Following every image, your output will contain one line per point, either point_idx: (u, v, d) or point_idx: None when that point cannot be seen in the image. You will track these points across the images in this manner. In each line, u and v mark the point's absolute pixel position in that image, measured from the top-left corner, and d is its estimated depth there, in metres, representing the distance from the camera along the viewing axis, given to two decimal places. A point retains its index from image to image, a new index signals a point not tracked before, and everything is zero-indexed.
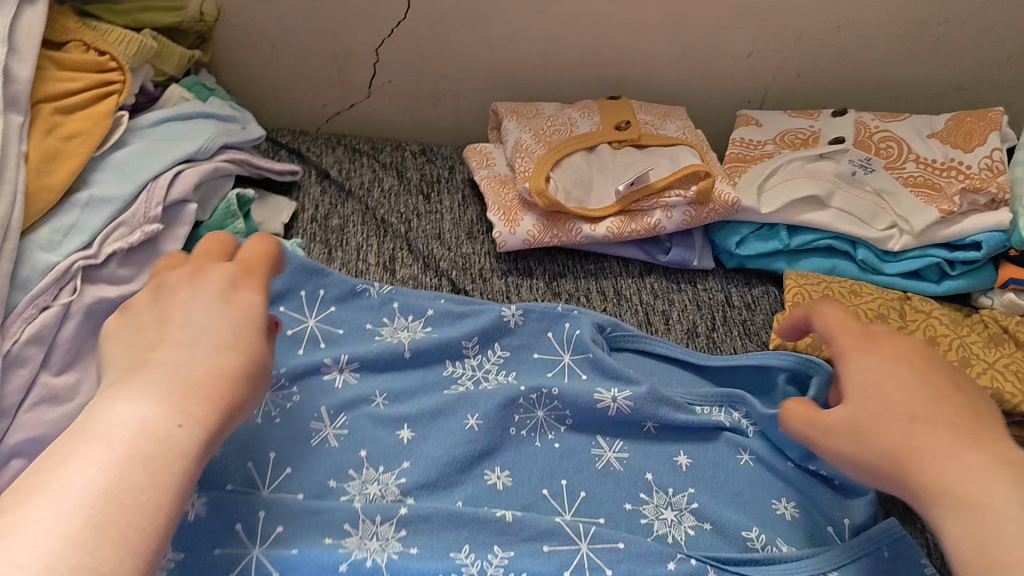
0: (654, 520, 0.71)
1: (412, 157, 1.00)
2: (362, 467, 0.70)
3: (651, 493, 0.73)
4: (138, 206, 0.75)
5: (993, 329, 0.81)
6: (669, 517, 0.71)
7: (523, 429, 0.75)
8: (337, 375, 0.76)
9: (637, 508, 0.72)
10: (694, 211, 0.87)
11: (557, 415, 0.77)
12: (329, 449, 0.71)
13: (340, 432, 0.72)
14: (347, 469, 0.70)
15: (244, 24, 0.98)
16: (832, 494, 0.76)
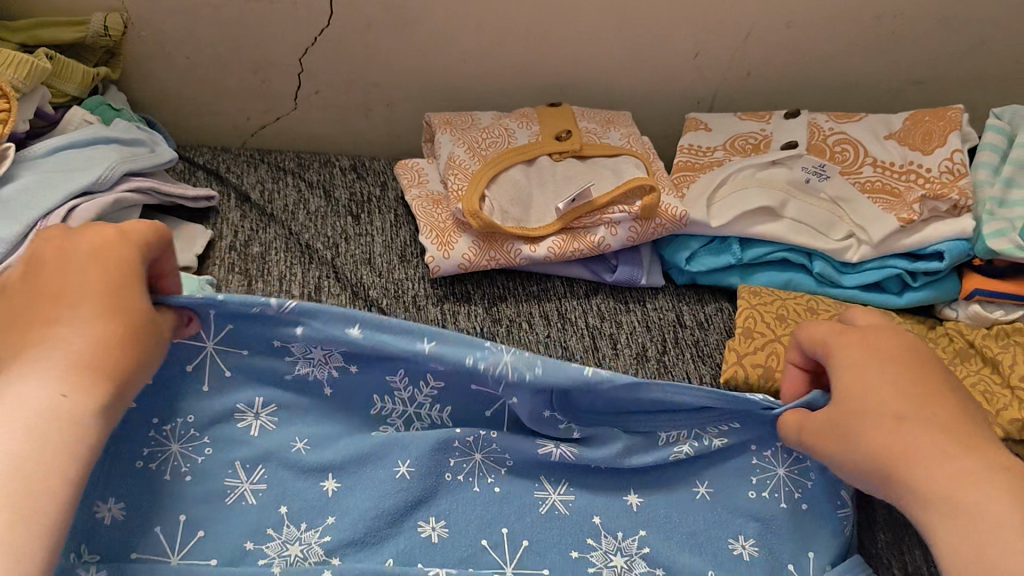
0: (603, 568, 0.64)
1: (341, 175, 0.94)
2: (283, 526, 0.63)
3: (599, 538, 0.66)
4: (26, 248, 0.68)
5: (959, 344, 0.77)
6: (619, 564, 0.65)
7: (460, 474, 0.68)
8: (251, 421, 0.66)
9: (584, 556, 0.65)
10: (640, 226, 0.82)
11: (497, 457, 0.69)
12: (246, 508, 0.63)
13: (258, 488, 0.63)
14: (266, 528, 0.62)
15: (154, 37, 0.90)
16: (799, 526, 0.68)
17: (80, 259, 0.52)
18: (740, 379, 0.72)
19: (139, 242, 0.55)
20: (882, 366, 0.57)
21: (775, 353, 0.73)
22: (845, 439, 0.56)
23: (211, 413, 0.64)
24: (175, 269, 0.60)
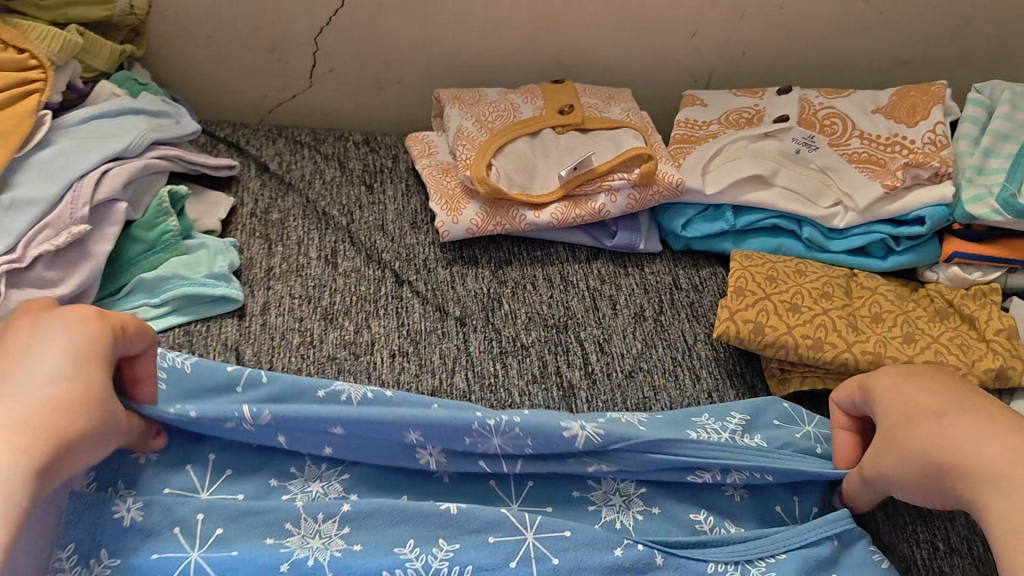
0: (601, 506, 0.70)
1: (354, 148, 0.99)
2: (305, 467, 0.68)
3: (599, 480, 0.71)
4: (64, 206, 0.72)
5: (939, 303, 0.81)
6: (617, 503, 0.70)
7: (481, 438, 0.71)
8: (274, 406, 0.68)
9: (586, 496, 0.70)
10: (638, 193, 0.86)
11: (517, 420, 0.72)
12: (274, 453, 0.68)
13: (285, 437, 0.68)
14: (290, 469, 0.68)
15: (176, 16, 0.95)
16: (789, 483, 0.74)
17: (51, 336, 0.56)
18: (731, 334, 0.75)
19: (118, 327, 0.59)
20: (927, 388, 0.63)
21: (764, 311, 0.77)
22: (895, 450, 0.62)
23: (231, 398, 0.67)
24: (151, 375, 0.63)
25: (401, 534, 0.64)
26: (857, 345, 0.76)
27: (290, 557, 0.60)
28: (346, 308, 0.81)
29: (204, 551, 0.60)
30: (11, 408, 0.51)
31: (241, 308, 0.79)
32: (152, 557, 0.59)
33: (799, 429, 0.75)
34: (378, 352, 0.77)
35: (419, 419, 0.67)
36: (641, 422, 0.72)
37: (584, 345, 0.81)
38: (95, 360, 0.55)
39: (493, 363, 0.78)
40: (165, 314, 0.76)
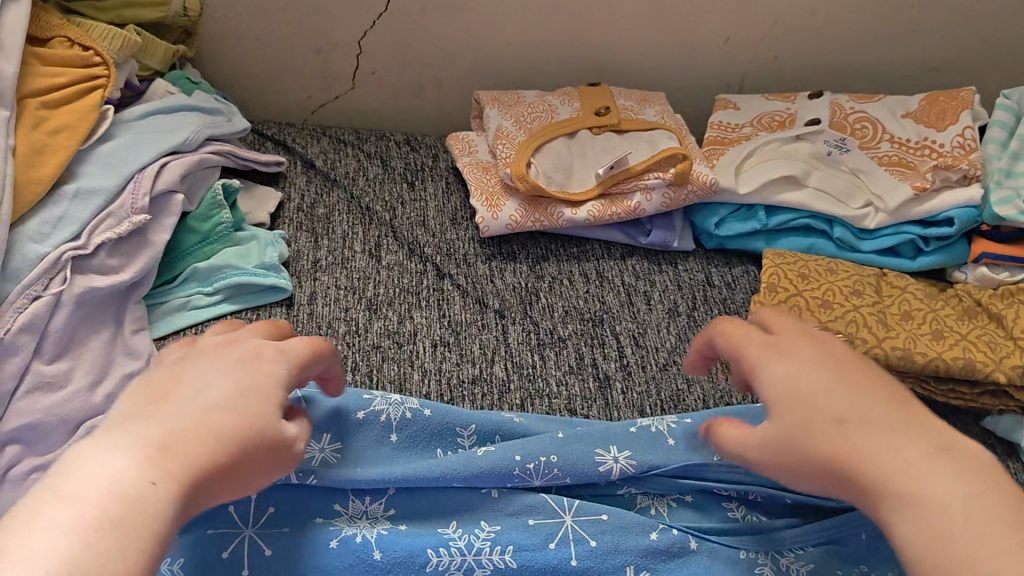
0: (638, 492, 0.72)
1: (396, 147, 1.02)
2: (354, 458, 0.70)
3: None
4: (126, 197, 0.76)
5: (967, 303, 0.83)
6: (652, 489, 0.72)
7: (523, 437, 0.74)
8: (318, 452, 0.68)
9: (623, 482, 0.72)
10: (674, 192, 0.89)
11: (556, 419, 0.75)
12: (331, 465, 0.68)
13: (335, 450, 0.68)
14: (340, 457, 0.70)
15: (227, 18, 0.99)
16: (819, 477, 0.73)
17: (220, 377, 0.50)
18: None
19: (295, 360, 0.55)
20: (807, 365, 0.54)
21: (796, 307, 0.79)
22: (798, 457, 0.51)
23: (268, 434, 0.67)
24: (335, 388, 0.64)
25: (446, 517, 0.67)
26: (887, 340, 0.78)
27: (340, 533, 0.63)
28: (389, 300, 0.83)
29: (259, 529, 0.62)
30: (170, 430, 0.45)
31: (288, 298, 0.82)
32: (209, 534, 0.62)
33: None
34: (421, 342, 0.80)
35: (456, 470, 0.67)
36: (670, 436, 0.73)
37: (619, 338, 0.84)
38: (270, 399, 0.50)
39: (532, 355, 0.81)
40: (217, 303, 0.80)
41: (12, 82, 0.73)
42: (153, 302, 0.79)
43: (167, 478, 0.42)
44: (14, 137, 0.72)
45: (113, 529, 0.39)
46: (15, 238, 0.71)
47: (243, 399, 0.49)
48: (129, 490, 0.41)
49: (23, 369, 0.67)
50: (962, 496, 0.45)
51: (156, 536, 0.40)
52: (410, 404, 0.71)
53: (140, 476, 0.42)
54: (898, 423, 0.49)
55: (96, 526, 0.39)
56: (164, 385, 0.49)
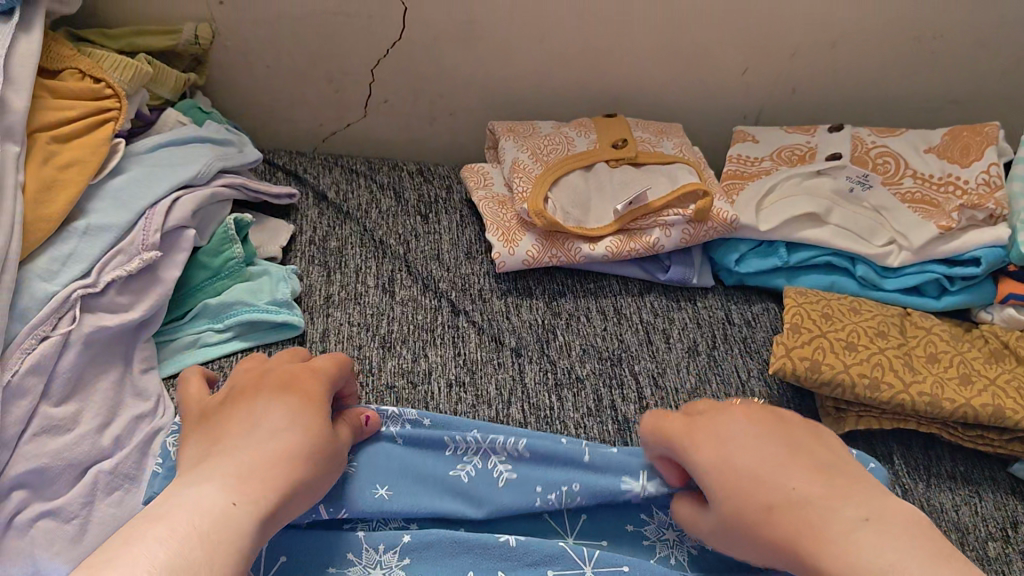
0: (657, 541, 0.68)
1: (409, 177, 1.01)
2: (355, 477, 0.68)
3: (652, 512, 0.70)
4: (137, 234, 0.74)
5: (994, 345, 0.81)
6: (672, 538, 0.69)
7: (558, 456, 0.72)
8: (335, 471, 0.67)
9: (639, 529, 0.69)
10: (693, 228, 0.87)
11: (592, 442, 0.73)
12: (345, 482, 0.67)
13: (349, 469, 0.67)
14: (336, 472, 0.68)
15: (239, 47, 0.97)
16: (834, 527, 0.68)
17: (266, 418, 0.58)
18: (788, 370, 0.75)
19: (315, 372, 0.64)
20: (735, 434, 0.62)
21: (821, 348, 0.77)
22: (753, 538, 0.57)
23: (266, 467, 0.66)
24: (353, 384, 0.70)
25: (460, 565, 0.64)
26: (915, 385, 0.76)
27: None
28: (403, 337, 0.82)
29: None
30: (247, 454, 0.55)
31: (301, 335, 0.80)
32: None
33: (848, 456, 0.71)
34: (436, 382, 0.78)
35: (484, 507, 0.67)
36: None
37: (638, 378, 0.82)
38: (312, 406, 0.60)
39: (549, 396, 0.79)
40: (228, 339, 0.78)
41: (22, 117, 0.71)
42: (162, 339, 0.77)
43: (246, 501, 0.51)
44: (24, 173, 0.70)
45: (202, 542, 0.47)
46: (23, 276, 0.69)
47: (295, 422, 0.58)
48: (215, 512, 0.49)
49: (30, 413, 0.66)
50: (909, 565, 0.50)
51: (241, 551, 0.49)
52: (411, 415, 0.72)
53: (224, 499, 0.50)
54: (804, 454, 0.60)
55: (191, 538, 0.47)
56: (220, 424, 0.59)
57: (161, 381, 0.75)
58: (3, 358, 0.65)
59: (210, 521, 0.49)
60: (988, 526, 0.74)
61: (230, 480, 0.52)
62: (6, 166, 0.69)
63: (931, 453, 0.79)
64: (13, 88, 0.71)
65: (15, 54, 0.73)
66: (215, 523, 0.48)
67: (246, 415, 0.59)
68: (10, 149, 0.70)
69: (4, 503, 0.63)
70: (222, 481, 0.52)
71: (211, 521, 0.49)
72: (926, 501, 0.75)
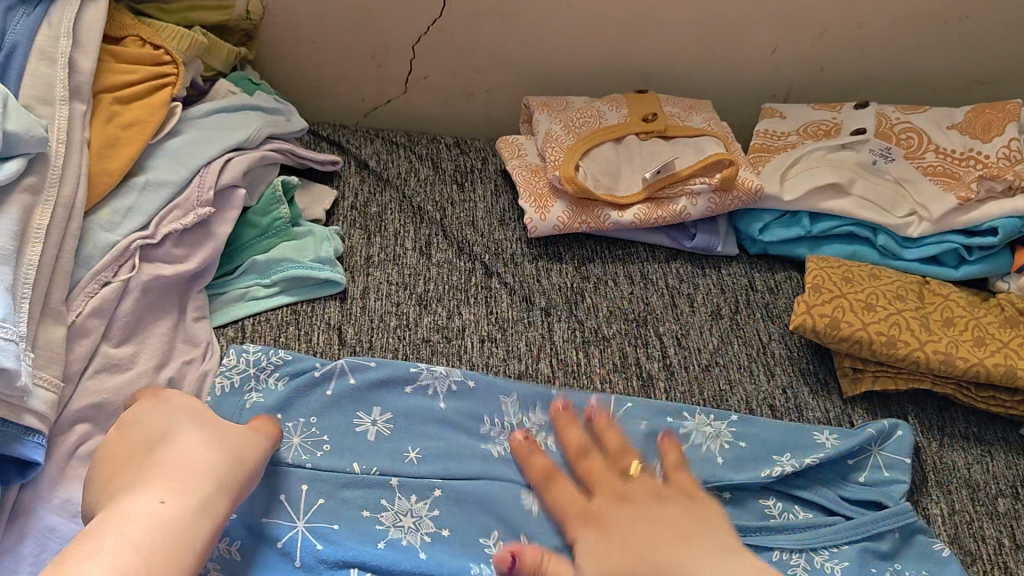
0: None
1: (446, 149, 1.05)
2: (374, 414, 0.74)
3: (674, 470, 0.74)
4: (191, 191, 0.80)
5: (1010, 312, 0.83)
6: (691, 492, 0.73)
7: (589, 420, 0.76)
8: (370, 427, 0.73)
9: None
10: (719, 198, 0.90)
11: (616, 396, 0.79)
12: (378, 439, 0.73)
13: (385, 424, 0.74)
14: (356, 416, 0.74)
15: (287, 23, 1.02)
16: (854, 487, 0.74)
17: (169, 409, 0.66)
18: (807, 326, 0.79)
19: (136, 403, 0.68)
20: None
21: (840, 307, 0.80)
22: None
23: (334, 423, 0.73)
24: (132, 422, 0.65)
25: (487, 525, 0.68)
26: (930, 343, 0.79)
27: (385, 537, 0.66)
28: (438, 295, 0.86)
29: (310, 524, 0.66)
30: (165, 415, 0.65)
31: (342, 291, 0.85)
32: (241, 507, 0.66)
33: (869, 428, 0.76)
34: (469, 338, 0.83)
35: (504, 476, 0.72)
36: (722, 455, 0.74)
37: (662, 338, 0.85)
38: (148, 443, 0.63)
39: (576, 353, 0.83)
40: (275, 294, 0.83)
41: (88, 78, 0.76)
42: (213, 293, 0.82)
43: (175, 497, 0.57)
44: (89, 130, 0.76)
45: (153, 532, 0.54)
46: (88, 226, 0.74)
47: (189, 406, 0.67)
48: (166, 526, 0.54)
49: (92, 351, 0.70)
50: None
51: (192, 540, 0.55)
52: (454, 377, 0.77)
53: (152, 499, 0.56)
54: None
55: (139, 538, 0.53)
56: (133, 427, 0.65)
57: (212, 329, 0.79)
58: (68, 299, 0.70)
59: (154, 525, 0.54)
60: (999, 483, 0.77)
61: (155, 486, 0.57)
62: (73, 122, 0.74)
63: (946, 414, 0.82)
64: (80, 52, 0.77)
65: (82, 23, 0.78)
66: (162, 515, 0.55)
67: (159, 404, 0.67)
68: (77, 107, 0.75)
69: (68, 435, 0.67)
70: (153, 489, 0.57)
71: (153, 524, 0.54)
72: (939, 459, 0.78)
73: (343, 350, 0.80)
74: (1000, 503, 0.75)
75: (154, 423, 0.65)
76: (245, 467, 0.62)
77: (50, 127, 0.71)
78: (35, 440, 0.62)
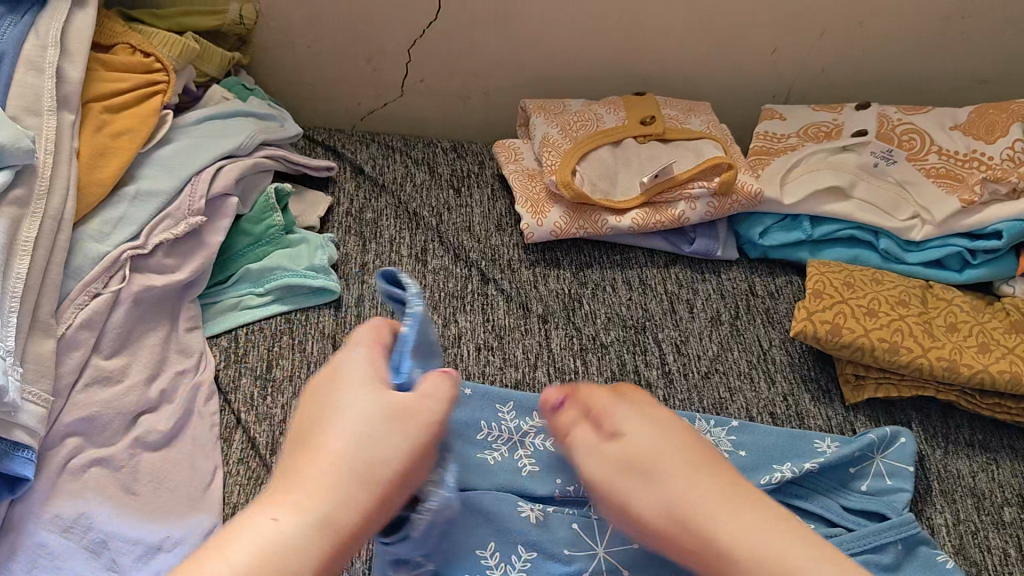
0: None
1: (443, 153, 1.04)
2: None
3: None
4: (183, 199, 0.79)
5: (1016, 316, 0.82)
6: None
7: None
8: None
9: None
10: (718, 201, 0.89)
11: None
12: None
13: None
14: None
15: (281, 28, 1.01)
16: (856, 497, 0.72)
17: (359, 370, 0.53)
18: (808, 333, 0.78)
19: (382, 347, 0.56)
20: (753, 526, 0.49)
21: (841, 313, 0.79)
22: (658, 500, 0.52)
23: None
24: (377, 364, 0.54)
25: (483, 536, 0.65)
26: (934, 350, 0.77)
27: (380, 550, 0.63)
28: (434, 302, 0.85)
29: None
30: (358, 373, 0.53)
31: (337, 299, 0.84)
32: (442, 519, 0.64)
33: (871, 436, 0.75)
34: (466, 346, 0.81)
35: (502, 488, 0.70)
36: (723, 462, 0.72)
37: (661, 345, 0.84)
38: (323, 402, 0.52)
39: (575, 361, 0.82)
40: (269, 303, 0.82)
41: (77, 87, 0.75)
42: (206, 302, 0.81)
43: (289, 511, 0.45)
44: (78, 139, 0.75)
45: (270, 557, 0.43)
46: (78, 237, 0.73)
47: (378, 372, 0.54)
48: (278, 545, 0.43)
49: (83, 363, 0.69)
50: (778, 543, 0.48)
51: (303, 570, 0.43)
52: None
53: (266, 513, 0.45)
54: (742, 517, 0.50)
55: (257, 554, 0.42)
56: (325, 391, 0.53)
57: (205, 339, 0.79)
58: (58, 311, 0.69)
59: (268, 547, 0.43)
60: (1005, 492, 0.75)
61: (306, 499, 0.46)
62: (62, 133, 0.73)
63: (950, 421, 0.80)
64: (69, 61, 0.76)
65: (71, 31, 0.77)
66: (311, 526, 0.45)
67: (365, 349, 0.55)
68: (66, 117, 0.74)
69: (59, 448, 0.66)
70: (300, 505, 0.45)
71: (260, 546, 0.43)
72: (943, 467, 0.77)
73: None
74: (1004, 512, 0.74)
75: (321, 383, 0.54)
76: (420, 422, 0.51)
77: (39, 138, 0.71)
78: (24, 455, 0.61)
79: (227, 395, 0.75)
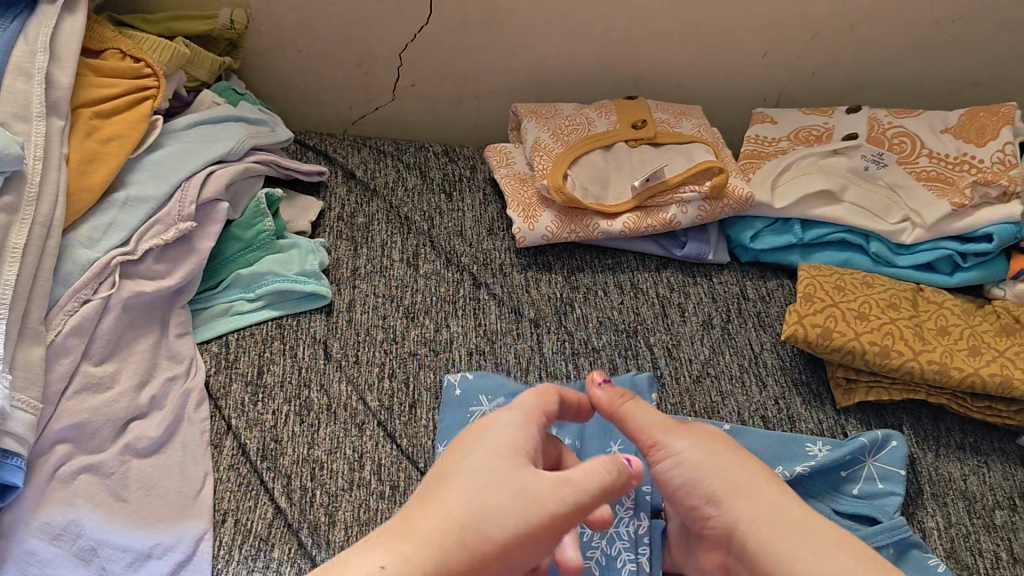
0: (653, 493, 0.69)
1: (434, 157, 1.04)
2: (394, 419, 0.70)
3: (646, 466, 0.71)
4: (173, 205, 0.79)
5: (1006, 319, 0.82)
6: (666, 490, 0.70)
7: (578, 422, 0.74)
8: None
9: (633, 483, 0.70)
10: (709, 205, 0.89)
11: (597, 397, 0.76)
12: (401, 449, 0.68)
13: None
14: None
15: (272, 32, 1.01)
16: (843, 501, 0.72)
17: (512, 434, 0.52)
18: (800, 337, 0.78)
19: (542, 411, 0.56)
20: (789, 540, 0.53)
21: (832, 317, 0.79)
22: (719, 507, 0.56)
23: None
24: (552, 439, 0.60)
25: None
26: (925, 353, 0.78)
27: None
28: (426, 307, 0.85)
29: None
30: (510, 436, 0.52)
31: (328, 305, 0.84)
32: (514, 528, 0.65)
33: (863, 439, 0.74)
34: (457, 350, 0.81)
35: None
36: None
37: (653, 349, 0.84)
38: (464, 453, 0.51)
39: (566, 365, 0.81)
40: (259, 308, 0.82)
41: (66, 93, 0.75)
42: (197, 307, 0.81)
43: (397, 563, 0.43)
44: (68, 145, 0.75)
45: None
46: (67, 243, 0.73)
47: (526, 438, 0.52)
48: None
49: (73, 370, 0.69)
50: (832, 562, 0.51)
51: None
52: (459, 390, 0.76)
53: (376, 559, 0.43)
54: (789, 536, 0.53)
55: None
56: (471, 444, 0.52)
57: (195, 345, 0.78)
58: (47, 318, 0.69)
59: None
60: (996, 495, 0.76)
61: (411, 552, 0.44)
62: (51, 139, 0.73)
63: (941, 425, 0.81)
64: (58, 66, 0.76)
65: (60, 36, 0.77)
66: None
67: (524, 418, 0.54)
68: (55, 123, 0.74)
69: (49, 455, 0.66)
70: (401, 553, 0.44)
71: None
72: (934, 470, 0.77)
73: (329, 365, 0.79)
74: (994, 515, 0.74)
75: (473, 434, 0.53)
76: (553, 507, 0.49)
77: (28, 144, 0.70)
78: (12, 463, 0.61)
79: (217, 401, 0.75)
